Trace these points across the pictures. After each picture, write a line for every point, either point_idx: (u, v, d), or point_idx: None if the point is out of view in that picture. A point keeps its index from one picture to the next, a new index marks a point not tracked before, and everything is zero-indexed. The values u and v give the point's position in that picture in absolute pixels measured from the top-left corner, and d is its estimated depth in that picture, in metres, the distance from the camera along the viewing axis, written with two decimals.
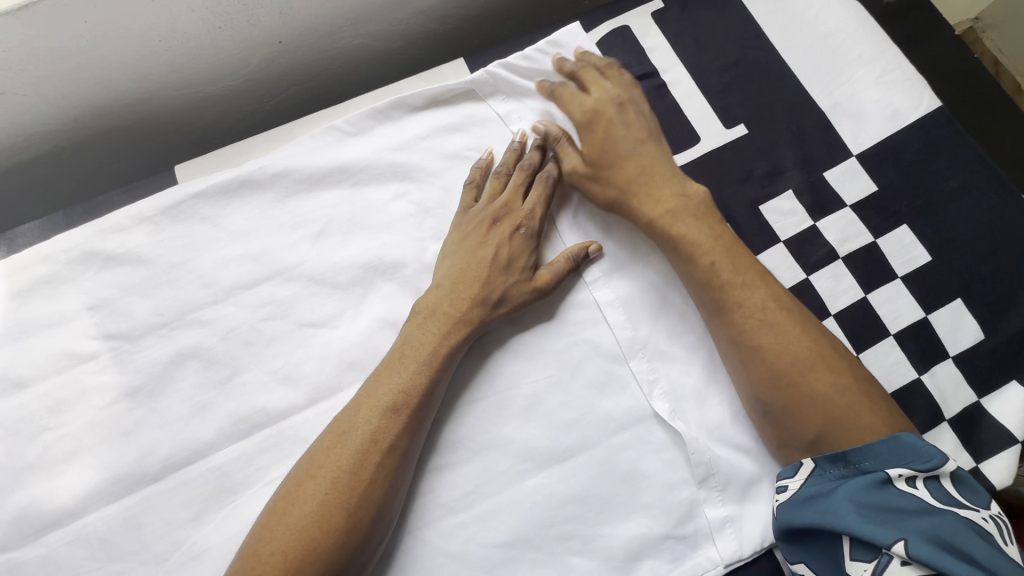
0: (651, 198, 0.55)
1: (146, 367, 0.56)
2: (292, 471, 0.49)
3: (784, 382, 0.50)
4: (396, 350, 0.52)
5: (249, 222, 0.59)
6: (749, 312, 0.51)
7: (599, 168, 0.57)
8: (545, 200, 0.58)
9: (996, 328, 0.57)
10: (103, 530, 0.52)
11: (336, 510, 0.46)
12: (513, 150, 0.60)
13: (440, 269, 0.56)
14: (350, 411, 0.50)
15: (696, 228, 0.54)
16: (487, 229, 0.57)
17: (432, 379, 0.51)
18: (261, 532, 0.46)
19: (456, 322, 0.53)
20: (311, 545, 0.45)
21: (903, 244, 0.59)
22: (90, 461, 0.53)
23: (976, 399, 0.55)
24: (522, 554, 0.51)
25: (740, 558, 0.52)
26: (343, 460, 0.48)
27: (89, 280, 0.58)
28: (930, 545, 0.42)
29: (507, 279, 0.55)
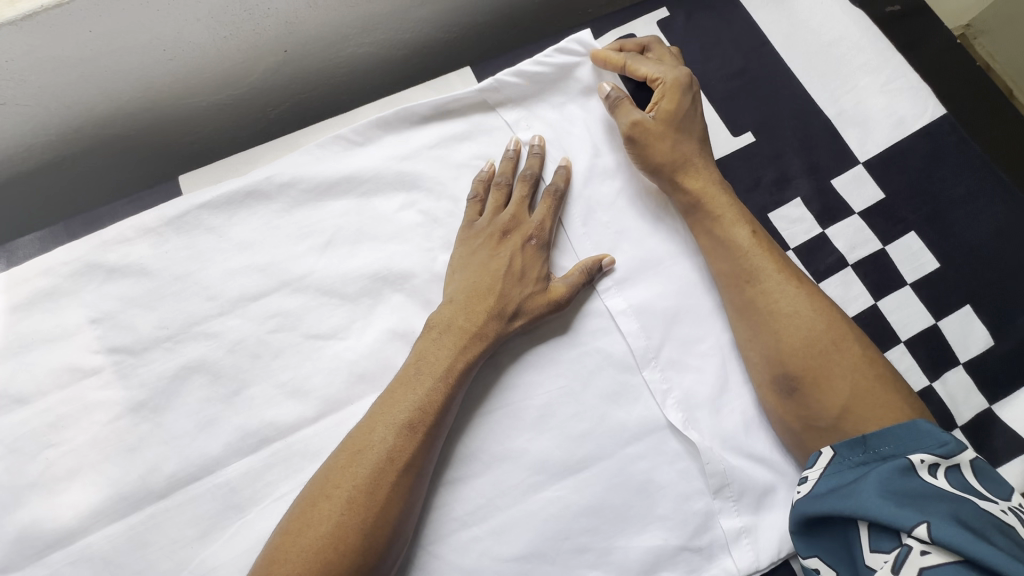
0: (689, 176, 0.58)
1: (151, 381, 0.55)
2: (307, 490, 0.48)
3: (815, 354, 0.51)
4: (410, 366, 0.52)
5: (255, 233, 0.59)
6: (778, 284, 0.54)
7: (664, 133, 0.58)
8: (555, 209, 0.58)
9: (1005, 334, 0.57)
10: (108, 548, 0.51)
11: (353, 527, 0.45)
12: (510, 159, 0.59)
13: (452, 283, 0.56)
14: (365, 426, 0.49)
15: (729, 207, 0.57)
16: (496, 242, 0.56)
17: (447, 393, 0.50)
18: (274, 551, 0.45)
19: (470, 335, 0.52)
20: (327, 566, 0.44)
21: (911, 252, 0.60)
22: (94, 478, 0.52)
23: (988, 406, 0.55)
24: (537, 568, 0.51)
25: (757, 569, 0.51)
26: (361, 476, 0.47)
27: (91, 293, 0.57)
28: (952, 530, 0.41)
29: (521, 291, 0.54)
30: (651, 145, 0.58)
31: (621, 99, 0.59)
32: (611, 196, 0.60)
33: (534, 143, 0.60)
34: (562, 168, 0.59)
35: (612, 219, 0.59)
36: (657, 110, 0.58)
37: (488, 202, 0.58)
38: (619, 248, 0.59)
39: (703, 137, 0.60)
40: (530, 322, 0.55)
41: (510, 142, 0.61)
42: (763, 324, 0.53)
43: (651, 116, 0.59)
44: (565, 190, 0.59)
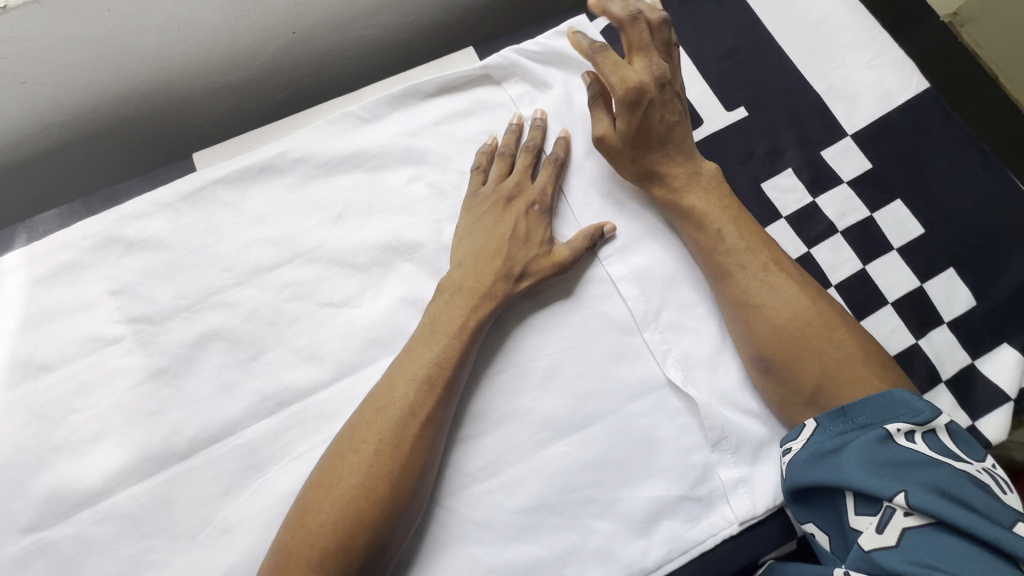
0: (664, 173, 0.59)
1: (171, 349, 0.57)
2: (333, 446, 0.50)
3: (791, 339, 0.53)
4: (425, 328, 0.54)
5: (268, 207, 0.61)
6: (751, 274, 0.56)
7: (629, 142, 0.59)
8: (556, 176, 0.61)
9: (987, 294, 0.60)
10: (133, 507, 0.53)
11: (380, 476, 0.48)
12: (512, 133, 0.62)
13: (461, 249, 0.58)
14: (386, 383, 0.52)
15: (706, 200, 0.59)
16: (502, 208, 0.59)
17: (462, 352, 0.53)
18: (306, 503, 0.48)
19: (480, 296, 0.55)
20: (358, 515, 0.47)
21: (896, 218, 0.62)
22: (118, 440, 0.54)
23: (970, 361, 0.58)
24: (545, 519, 0.53)
25: (754, 517, 0.53)
26: (385, 429, 0.50)
27: (111, 266, 0.59)
28: (929, 495, 0.44)
29: (526, 253, 0.57)
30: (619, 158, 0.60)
31: (593, 106, 0.60)
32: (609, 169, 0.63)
33: (535, 117, 0.63)
34: (562, 140, 0.62)
35: (612, 190, 0.62)
36: (619, 111, 0.59)
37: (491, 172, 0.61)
38: (618, 217, 0.61)
39: (677, 125, 0.60)
40: (534, 288, 0.58)
41: (512, 118, 0.64)
42: (740, 317, 0.55)
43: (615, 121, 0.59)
44: (565, 160, 0.62)
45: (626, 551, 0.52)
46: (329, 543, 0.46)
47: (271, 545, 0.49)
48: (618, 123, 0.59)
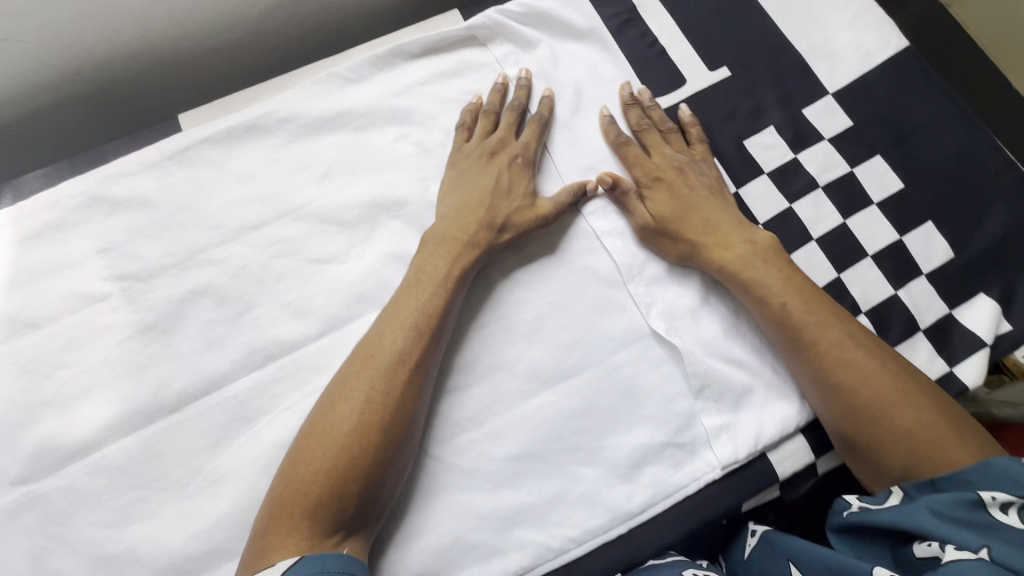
0: (719, 247, 0.57)
1: (159, 305, 0.57)
2: (324, 396, 0.51)
3: (870, 420, 0.51)
4: (411, 278, 0.55)
5: (255, 166, 0.61)
6: (822, 351, 0.53)
7: (670, 222, 0.58)
8: (540, 135, 0.62)
9: (964, 246, 0.61)
10: (123, 459, 0.53)
11: (371, 422, 0.49)
12: (497, 91, 0.63)
13: (445, 203, 0.59)
14: (374, 333, 0.53)
15: (766, 271, 0.56)
16: (485, 162, 0.60)
17: (448, 301, 0.54)
18: (299, 452, 0.49)
19: (464, 246, 0.56)
20: (351, 460, 0.47)
21: (876, 174, 0.63)
22: (107, 394, 0.54)
23: (948, 311, 0.59)
24: (532, 466, 0.54)
25: (736, 461, 0.54)
26: (375, 376, 0.50)
27: (98, 224, 0.59)
28: (1013, 554, 0.42)
29: (509, 205, 0.58)
30: (666, 241, 0.59)
31: (626, 194, 0.60)
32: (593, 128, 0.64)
33: (521, 76, 0.63)
34: (546, 98, 0.63)
35: (596, 148, 0.63)
36: (653, 199, 0.60)
37: (476, 129, 0.62)
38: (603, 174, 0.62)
39: (717, 204, 0.60)
40: (518, 241, 0.59)
41: (497, 78, 0.65)
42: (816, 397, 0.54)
43: (648, 208, 0.59)
44: (549, 119, 0.62)
45: (612, 497, 0.53)
46: (321, 489, 0.47)
47: (264, 498, 0.50)
48: (654, 210, 0.59)
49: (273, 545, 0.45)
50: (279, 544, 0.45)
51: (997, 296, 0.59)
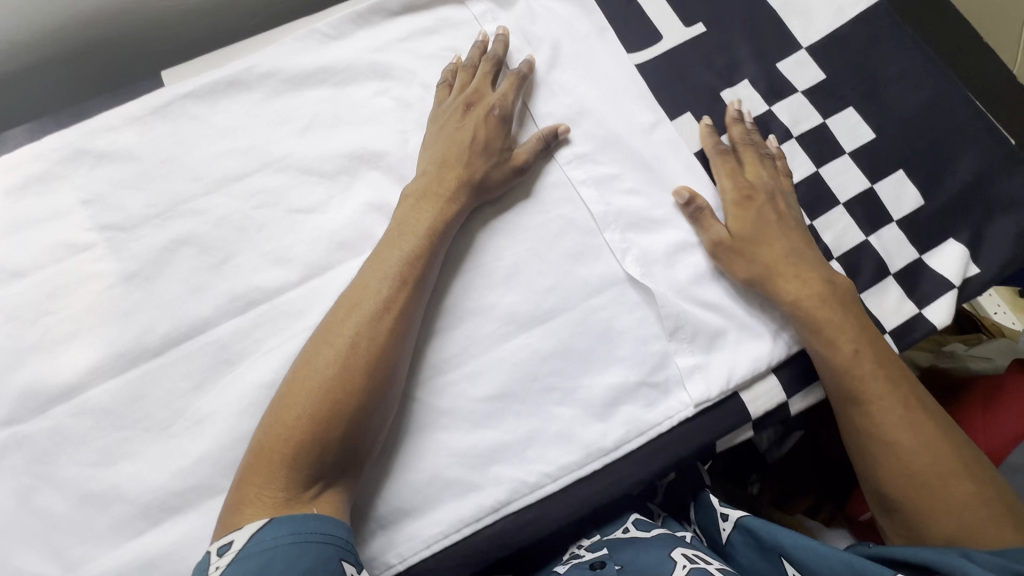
0: (794, 283, 0.56)
1: (142, 253, 0.58)
2: (309, 343, 0.52)
3: (919, 482, 0.52)
4: (393, 229, 0.56)
5: (236, 120, 0.62)
6: (885, 407, 0.53)
7: (746, 246, 0.57)
8: (517, 87, 0.62)
9: (934, 193, 0.62)
10: (107, 401, 0.54)
11: (350, 368, 0.50)
12: (477, 47, 0.63)
13: (424, 155, 0.60)
14: (356, 282, 0.54)
15: (841, 315, 0.55)
16: (462, 115, 0.60)
17: (430, 250, 0.55)
18: (279, 401, 0.49)
19: (445, 199, 0.57)
20: (332, 406, 0.48)
21: (849, 125, 0.64)
22: (91, 339, 0.55)
23: (918, 256, 0.60)
24: (508, 406, 0.55)
25: (708, 399, 0.55)
26: (359, 324, 0.51)
27: (82, 177, 0.60)
28: None
29: (485, 158, 0.59)
30: (737, 263, 0.57)
31: (705, 211, 0.59)
32: (571, 82, 0.64)
33: (498, 32, 0.64)
34: (527, 57, 0.63)
35: (573, 101, 0.64)
36: (733, 220, 0.58)
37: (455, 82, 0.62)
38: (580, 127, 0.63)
39: (796, 239, 0.58)
40: (496, 194, 0.60)
41: (477, 35, 0.65)
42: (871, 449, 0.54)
43: (727, 229, 0.58)
44: (529, 74, 0.63)
45: (586, 434, 0.54)
46: (295, 437, 0.47)
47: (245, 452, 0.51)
48: (733, 232, 0.58)
49: (249, 498, 0.46)
50: (253, 496, 0.46)
51: (966, 241, 0.60)
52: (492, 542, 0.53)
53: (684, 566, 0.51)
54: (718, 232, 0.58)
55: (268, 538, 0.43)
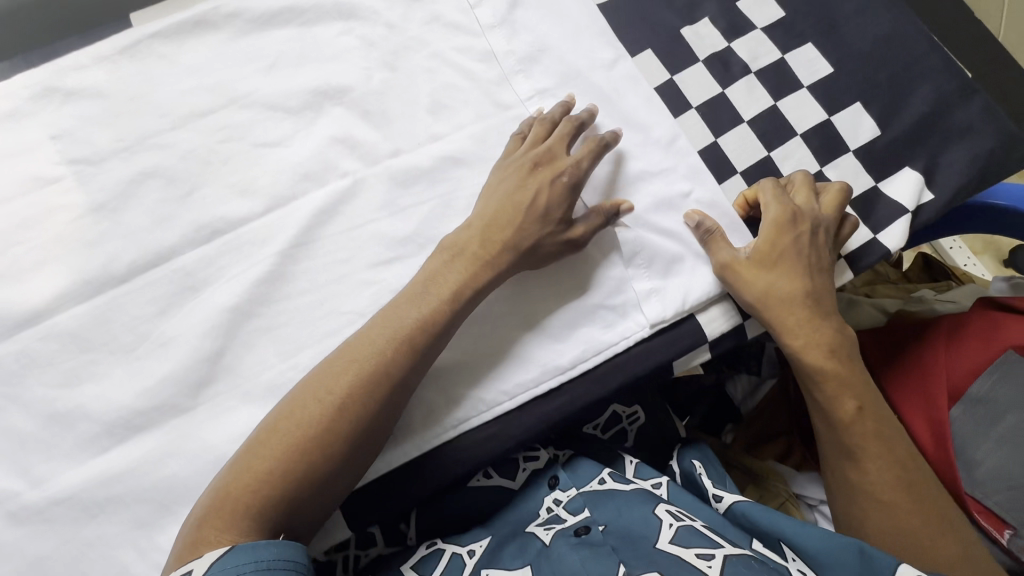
0: (806, 328, 0.57)
1: (109, 185, 0.59)
2: (298, 390, 0.50)
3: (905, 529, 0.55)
4: (418, 284, 0.53)
5: (204, 59, 0.63)
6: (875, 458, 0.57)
7: (759, 278, 0.55)
8: (595, 154, 0.58)
9: (891, 124, 0.63)
10: (74, 325, 0.55)
11: (335, 429, 0.48)
12: (562, 105, 0.60)
13: (480, 206, 0.57)
14: (361, 334, 0.51)
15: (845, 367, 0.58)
16: (527, 173, 0.57)
17: (448, 312, 0.52)
18: (255, 444, 0.48)
19: (481, 263, 0.54)
20: (304, 462, 0.47)
21: (807, 59, 0.65)
22: (59, 268, 0.57)
23: (873, 184, 0.61)
24: (466, 328, 0.56)
25: (664, 320, 0.57)
26: (356, 379, 0.49)
27: (51, 114, 0.61)
28: None
29: (540, 224, 0.55)
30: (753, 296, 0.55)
31: (714, 234, 0.57)
32: (533, 21, 0.65)
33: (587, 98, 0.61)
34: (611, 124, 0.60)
35: (535, 39, 0.65)
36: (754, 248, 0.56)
37: (529, 136, 0.59)
38: (542, 65, 0.64)
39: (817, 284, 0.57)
40: (543, 261, 0.56)
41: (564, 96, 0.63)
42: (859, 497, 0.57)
43: (747, 256, 0.56)
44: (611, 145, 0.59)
45: (543, 354, 0.55)
46: (262, 490, 0.46)
47: (209, 486, 0.49)
48: (750, 259, 0.56)
49: (205, 538, 0.44)
50: (212, 537, 0.44)
51: (921, 169, 0.61)
52: (451, 458, 0.54)
53: (670, 524, 0.56)
54: (734, 259, 0.56)
55: (229, 566, 0.41)
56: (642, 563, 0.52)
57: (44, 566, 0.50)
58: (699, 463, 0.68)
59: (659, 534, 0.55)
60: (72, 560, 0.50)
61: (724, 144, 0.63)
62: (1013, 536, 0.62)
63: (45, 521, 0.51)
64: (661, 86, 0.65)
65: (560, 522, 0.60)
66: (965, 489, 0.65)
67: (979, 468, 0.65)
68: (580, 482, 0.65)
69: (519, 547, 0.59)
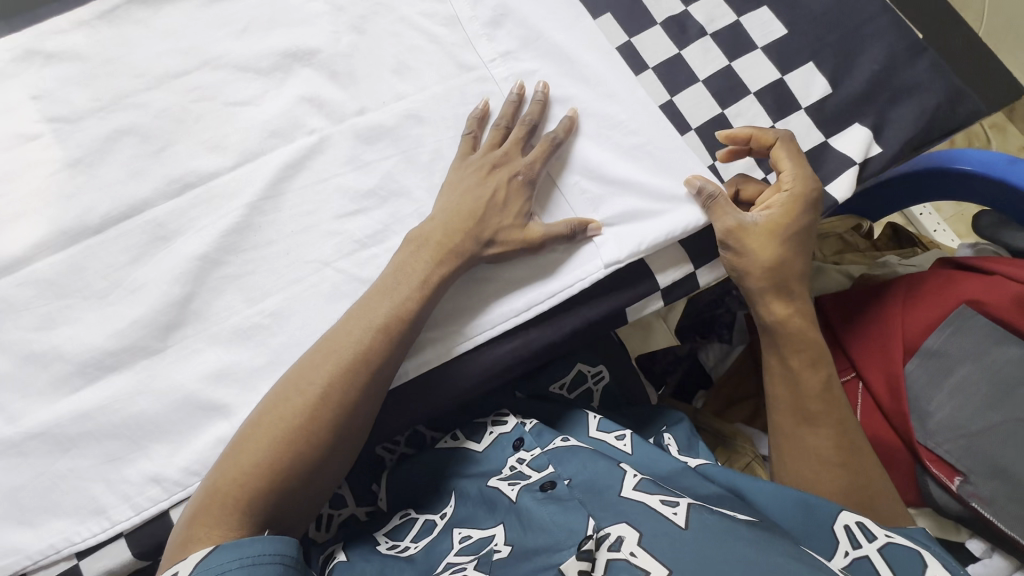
0: (785, 299, 0.61)
1: (86, 142, 0.61)
2: (279, 386, 0.52)
3: (859, 479, 0.58)
4: (389, 276, 0.55)
5: (178, 23, 0.66)
6: (828, 421, 0.60)
7: (757, 243, 0.59)
8: (548, 154, 0.60)
9: (842, 83, 0.65)
10: (50, 273, 0.57)
11: (317, 421, 0.50)
12: (511, 102, 0.62)
13: (439, 201, 0.59)
14: (339, 329, 0.53)
15: (812, 336, 0.62)
16: (486, 173, 0.59)
17: (419, 304, 0.54)
18: (240, 442, 0.50)
19: (448, 252, 0.56)
20: (288, 454, 0.49)
21: (762, 22, 0.67)
22: (37, 219, 0.59)
23: (823, 140, 0.63)
24: None
25: (618, 261, 0.58)
26: (336, 371, 0.51)
27: (31, 76, 0.63)
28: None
29: (501, 220, 0.58)
30: (756, 264, 0.59)
31: (718, 199, 0.58)
32: None
33: (537, 90, 0.63)
34: (566, 120, 0.62)
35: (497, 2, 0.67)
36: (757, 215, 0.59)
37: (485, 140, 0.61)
38: (506, 28, 0.66)
39: (801, 258, 0.61)
40: (505, 254, 0.58)
41: (512, 87, 0.64)
42: (818, 455, 0.59)
43: (755, 221, 0.59)
44: (564, 141, 0.62)
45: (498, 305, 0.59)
46: (251, 486, 0.48)
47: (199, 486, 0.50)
48: (756, 225, 0.59)
49: (197, 535, 0.45)
50: (201, 535, 0.45)
51: (870, 125, 0.63)
52: (411, 396, 0.58)
53: (635, 475, 0.52)
54: (738, 224, 0.58)
55: (215, 564, 0.42)
56: (611, 516, 0.47)
57: (19, 495, 0.53)
58: (668, 433, 0.65)
59: (624, 482, 0.51)
60: (46, 491, 0.53)
61: (678, 102, 0.65)
62: (963, 482, 0.63)
63: (20, 454, 0.53)
64: (620, 48, 0.67)
65: (525, 478, 0.56)
66: (916, 439, 0.66)
67: (931, 420, 0.66)
68: (545, 442, 0.60)
69: (488, 504, 0.55)
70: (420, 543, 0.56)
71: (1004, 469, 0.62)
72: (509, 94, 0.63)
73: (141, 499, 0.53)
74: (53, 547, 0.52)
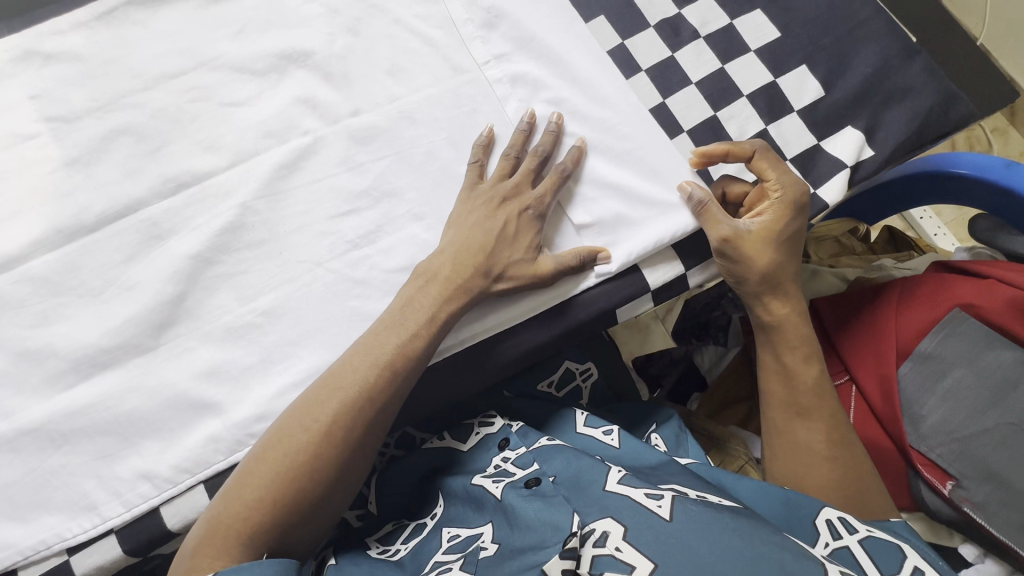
0: (778, 299, 0.62)
1: (83, 142, 0.62)
2: (281, 421, 0.52)
3: (848, 476, 0.59)
4: (396, 311, 0.55)
5: (176, 24, 0.66)
6: (817, 420, 0.61)
7: (749, 245, 0.59)
8: (559, 185, 0.60)
9: (835, 85, 0.65)
10: (45, 270, 0.58)
11: (320, 459, 0.50)
12: (522, 131, 0.62)
13: (448, 234, 0.59)
14: (345, 361, 0.53)
15: (803, 334, 0.62)
16: (496, 206, 0.59)
17: (426, 341, 0.54)
18: (242, 475, 0.50)
19: (456, 287, 0.56)
20: (290, 490, 0.49)
21: (756, 25, 0.67)
22: (33, 218, 0.60)
23: (815, 142, 0.63)
24: None
25: (609, 272, 0.59)
26: (343, 412, 0.51)
27: (30, 76, 0.64)
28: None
29: (511, 255, 0.57)
30: (747, 265, 0.59)
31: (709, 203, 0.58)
32: None
33: (551, 120, 0.62)
34: (575, 149, 0.61)
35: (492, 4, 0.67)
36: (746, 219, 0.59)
37: (495, 170, 0.61)
38: (501, 30, 0.66)
39: (792, 258, 0.61)
40: (512, 290, 0.58)
41: (522, 114, 0.64)
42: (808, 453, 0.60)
43: (745, 225, 0.59)
44: (573, 171, 0.61)
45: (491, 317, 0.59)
46: (253, 519, 0.48)
47: (200, 516, 0.50)
48: (745, 228, 0.59)
49: (198, 565, 0.46)
50: (206, 564, 0.45)
51: (862, 127, 0.63)
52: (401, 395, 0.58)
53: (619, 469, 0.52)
54: (729, 226, 0.58)
55: None
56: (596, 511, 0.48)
57: (12, 491, 0.53)
58: (656, 434, 0.65)
59: (608, 477, 0.51)
60: (38, 487, 0.53)
61: (671, 104, 0.65)
62: (955, 487, 0.63)
63: (12, 450, 0.54)
64: (613, 51, 0.68)
65: (509, 476, 0.56)
66: (908, 442, 0.66)
67: (925, 422, 0.66)
68: (531, 442, 0.60)
69: (475, 504, 0.55)
70: (410, 544, 0.56)
71: (997, 474, 0.61)
72: (520, 123, 0.62)
73: (132, 496, 0.53)
74: (44, 542, 0.52)
